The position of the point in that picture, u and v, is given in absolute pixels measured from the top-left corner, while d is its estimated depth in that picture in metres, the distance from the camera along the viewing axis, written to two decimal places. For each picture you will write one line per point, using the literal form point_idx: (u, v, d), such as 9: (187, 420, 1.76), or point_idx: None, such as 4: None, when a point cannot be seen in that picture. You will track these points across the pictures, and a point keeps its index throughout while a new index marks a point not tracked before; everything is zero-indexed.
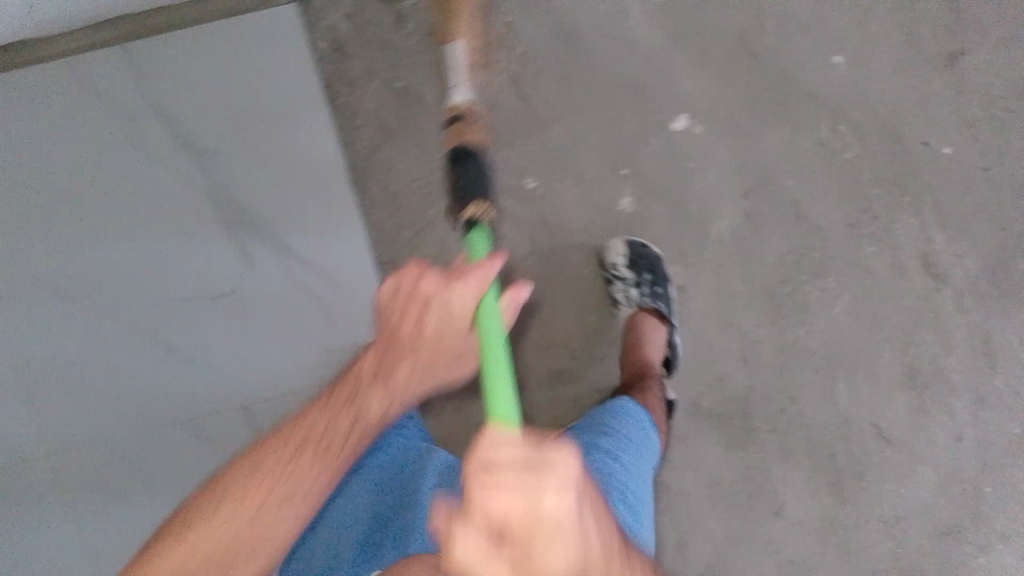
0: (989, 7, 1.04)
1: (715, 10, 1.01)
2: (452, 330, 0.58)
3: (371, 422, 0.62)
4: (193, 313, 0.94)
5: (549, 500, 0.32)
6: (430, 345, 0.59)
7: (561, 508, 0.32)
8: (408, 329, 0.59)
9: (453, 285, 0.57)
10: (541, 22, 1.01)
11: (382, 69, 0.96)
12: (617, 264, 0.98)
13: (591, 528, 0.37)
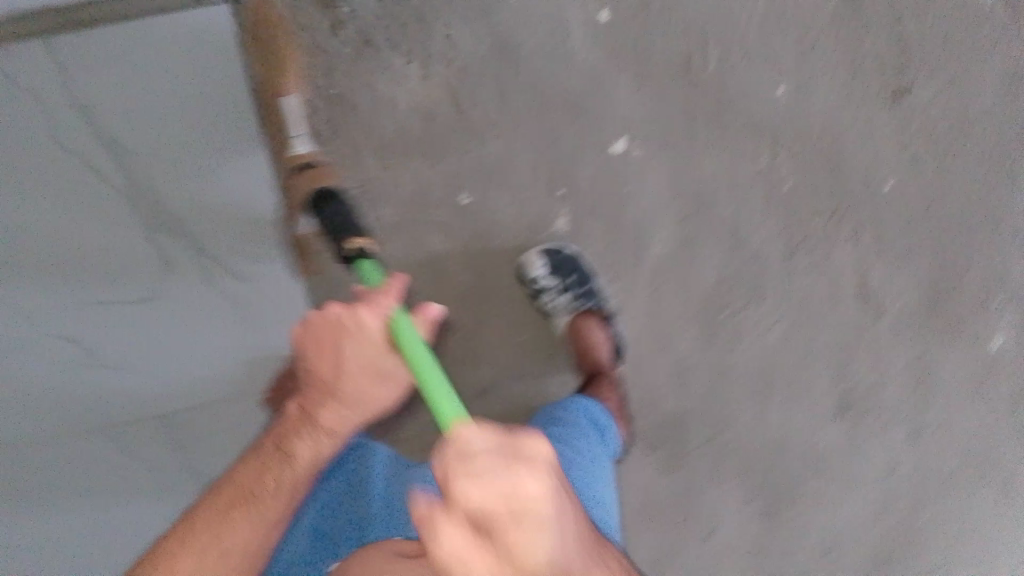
0: (940, 42, 1.03)
1: (658, 33, 1.00)
2: (371, 355, 0.62)
3: (299, 471, 0.70)
4: (135, 324, 0.95)
5: (526, 481, 0.38)
6: (351, 377, 0.64)
7: (536, 487, 0.38)
8: (327, 366, 0.65)
9: (362, 311, 0.61)
10: (482, 36, 0.98)
11: (316, 77, 0.96)
12: (539, 275, 0.98)
13: (566, 522, 0.42)
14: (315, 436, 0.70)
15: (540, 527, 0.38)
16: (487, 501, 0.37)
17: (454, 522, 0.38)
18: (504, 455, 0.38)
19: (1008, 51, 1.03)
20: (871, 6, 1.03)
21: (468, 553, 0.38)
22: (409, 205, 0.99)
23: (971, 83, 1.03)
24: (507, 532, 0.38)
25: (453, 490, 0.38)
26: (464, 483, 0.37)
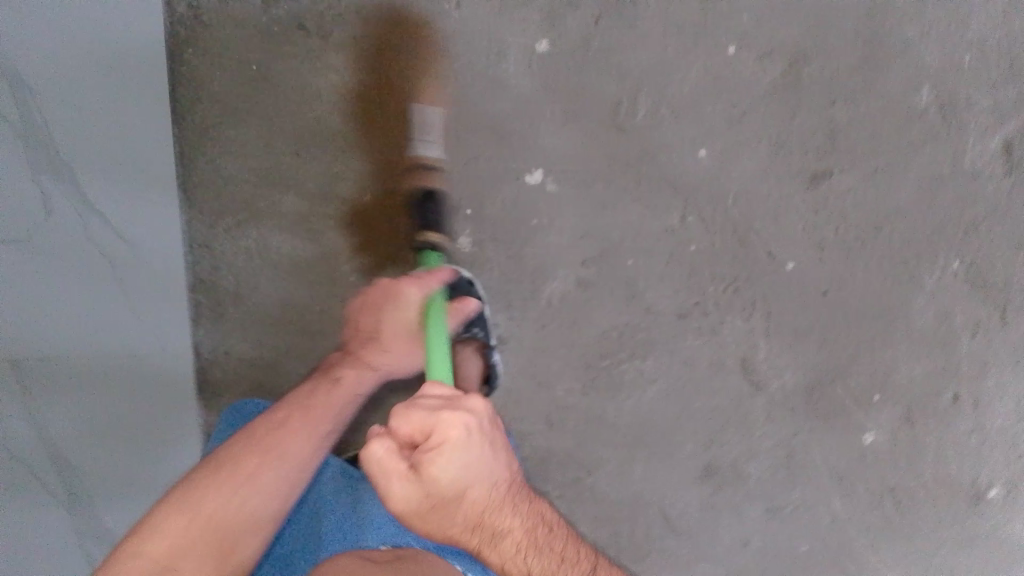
0: (866, 135, 1.04)
1: (594, 75, 1.00)
2: (405, 321, 0.84)
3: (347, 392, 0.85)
4: None
5: (447, 418, 0.54)
6: (394, 331, 0.86)
7: (453, 419, 0.55)
8: (370, 321, 0.87)
9: (406, 285, 0.83)
10: (414, 42, 0.97)
11: (239, 51, 0.96)
12: None
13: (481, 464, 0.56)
14: (358, 370, 0.86)
15: (454, 456, 0.54)
16: (416, 429, 0.55)
17: (387, 445, 0.55)
18: (439, 401, 0.56)
19: (933, 156, 1.04)
20: (809, 87, 1.03)
21: (395, 468, 0.55)
22: (314, 198, 0.99)
23: (889, 182, 1.05)
24: (433, 448, 0.54)
25: (393, 420, 0.55)
26: (402, 413, 0.55)
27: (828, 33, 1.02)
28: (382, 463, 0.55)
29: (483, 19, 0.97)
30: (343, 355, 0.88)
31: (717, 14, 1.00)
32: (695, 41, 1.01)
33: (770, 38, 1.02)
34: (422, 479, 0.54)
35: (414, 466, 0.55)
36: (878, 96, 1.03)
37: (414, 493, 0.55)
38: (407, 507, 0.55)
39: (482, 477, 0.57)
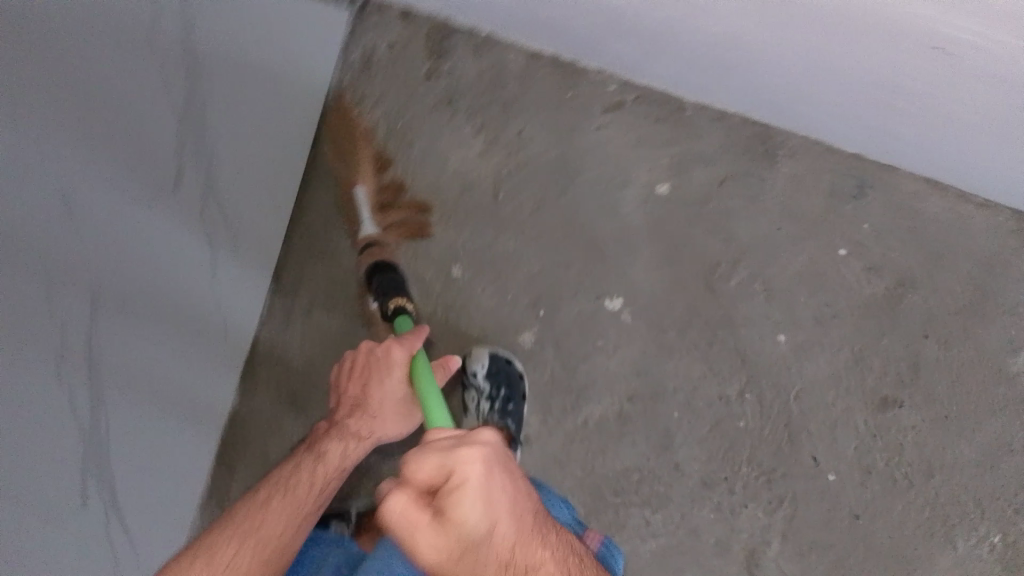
0: (947, 382, 1.02)
1: (702, 230, 1.02)
2: (388, 387, 0.85)
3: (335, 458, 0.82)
4: None
5: (465, 451, 0.46)
6: (383, 398, 0.85)
7: (470, 459, 0.46)
8: (357, 388, 0.87)
9: (387, 350, 0.84)
10: (548, 147, 1.04)
11: (391, 101, 1.05)
12: (474, 373, 0.98)
13: (502, 506, 0.47)
14: (344, 438, 0.84)
15: (478, 493, 0.46)
16: (433, 471, 0.46)
17: (406, 496, 0.46)
18: (454, 438, 0.48)
19: (1007, 424, 1.01)
20: (904, 313, 1.02)
21: (420, 520, 0.45)
22: (408, 249, 1.03)
23: (957, 433, 1.02)
24: (457, 487, 0.45)
25: (406, 467, 0.47)
26: (416, 460, 0.47)
27: (936, 269, 1.02)
28: (405, 511, 0.45)
29: (617, 148, 1.03)
30: (330, 427, 0.86)
31: (835, 216, 1.02)
32: (808, 232, 1.02)
33: (881, 255, 1.02)
34: (446, 529, 0.45)
35: (436, 515, 0.46)
36: (970, 345, 1.02)
37: (443, 544, 0.45)
38: (435, 560, 0.46)
39: (505, 504, 0.48)
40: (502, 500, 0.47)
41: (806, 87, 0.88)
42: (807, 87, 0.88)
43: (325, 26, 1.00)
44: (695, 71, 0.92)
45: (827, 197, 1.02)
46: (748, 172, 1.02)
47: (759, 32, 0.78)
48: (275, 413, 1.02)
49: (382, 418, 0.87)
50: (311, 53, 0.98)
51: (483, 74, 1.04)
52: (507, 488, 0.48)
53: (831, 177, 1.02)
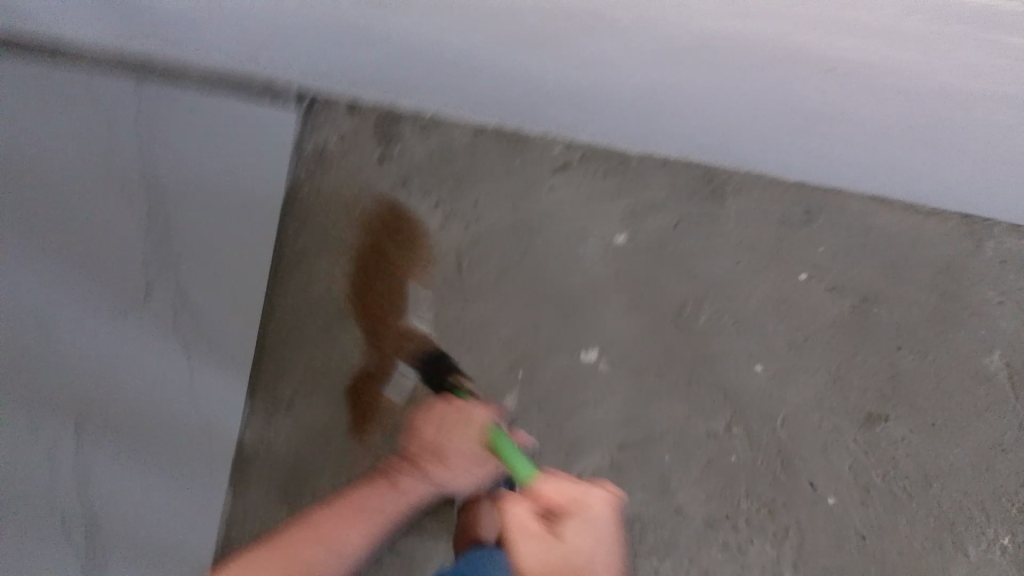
0: (929, 388, 1.03)
1: (663, 273, 1.05)
2: (465, 443, 0.90)
3: (402, 493, 0.93)
4: (105, 340, 0.96)
5: (588, 495, 0.74)
6: (456, 452, 0.91)
7: (588, 502, 0.74)
8: (433, 437, 0.92)
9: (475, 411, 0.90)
10: (503, 214, 1.07)
11: (349, 190, 1.07)
12: None
13: (592, 546, 0.70)
14: (414, 479, 0.93)
15: (580, 525, 0.72)
16: (556, 497, 0.74)
17: (526, 513, 0.73)
18: (571, 491, 0.75)
19: (994, 423, 1.02)
20: (874, 327, 1.04)
21: (533, 530, 0.71)
22: (384, 329, 1.04)
23: (947, 439, 1.02)
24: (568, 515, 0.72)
25: (540, 488, 0.76)
26: (544, 484, 0.76)
27: (896, 280, 1.04)
28: (523, 522, 0.72)
29: (570, 206, 1.07)
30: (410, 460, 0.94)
31: (791, 242, 1.05)
32: (766, 260, 1.04)
33: (840, 274, 1.04)
34: (553, 546, 0.70)
35: (544, 532, 0.71)
36: (942, 350, 1.03)
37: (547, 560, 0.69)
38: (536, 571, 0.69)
39: (591, 547, 0.70)
40: (593, 542, 0.71)
41: (733, 145, 0.92)
42: (735, 145, 0.92)
43: (268, 122, 1.05)
44: (628, 133, 0.96)
45: (778, 226, 1.05)
46: (699, 212, 1.05)
47: (673, 113, 0.83)
48: (270, 513, 1.02)
49: (456, 467, 0.93)
50: (257, 153, 1.03)
51: (433, 154, 1.08)
52: (598, 533, 0.72)
53: (781, 206, 1.05)
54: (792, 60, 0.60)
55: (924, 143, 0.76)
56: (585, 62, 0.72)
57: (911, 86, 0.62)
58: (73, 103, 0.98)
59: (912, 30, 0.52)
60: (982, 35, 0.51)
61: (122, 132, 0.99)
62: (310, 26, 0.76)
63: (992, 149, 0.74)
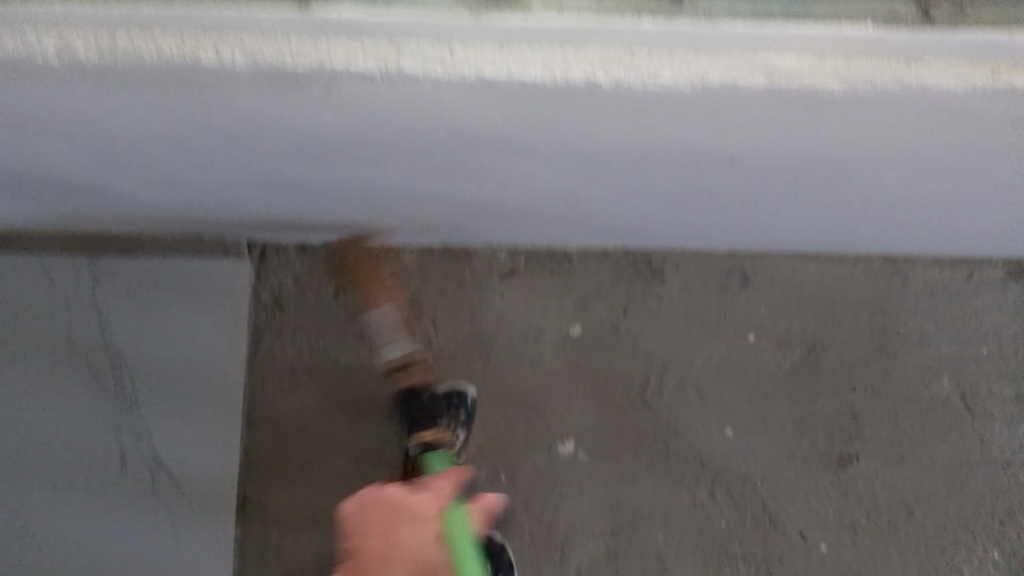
0: (890, 423, 1.07)
1: (621, 356, 1.07)
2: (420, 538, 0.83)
3: None
4: (94, 515, 1.00)
5: None
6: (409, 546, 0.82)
7: None
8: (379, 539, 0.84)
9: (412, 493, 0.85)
10: (461, 325, 1.07)
11: (309, 329, 1.04)
12: None
13: None
14: None
15: None
16: None
17: None
18: None
19: (960, 445, 1.07)
20: (825, 373, 1.07)
21: None
22: (364, 460, 1.03)
23: (918, 468, 1.06)
24: None
25: None
26: None
27: (838, 326, 1.08)
28: None
29: (522, 307, 1.07)
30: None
31: (734, 306, 1.08)
32: (713, 327, 1.07)
33: (785, 328, 1.08)
34: None
35: None
36: (895, 384, 1.07)
37: None
38: None
39: None
40: None
41: (661, 224, 0.96)
42: (660, 224, 0.96)
43: (212, 275, 1.04)
44: (559, 230, 0.99)
45: (719, 292, 1.08)
46: (643, 293, 1.08)
47: (591, 203, 0.85)
48: None
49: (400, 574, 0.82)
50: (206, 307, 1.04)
51: (386, 279, 1.06)
52: None
53: (716, 274, 1.08)
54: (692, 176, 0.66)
55: (828, 204, 0.81)
56: (510, 194, 0.75)
57: (800, 177, 0.66)
58: (38, 288, 1.02)
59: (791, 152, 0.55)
60: (856, 156, 0.57)
61: (79, 317, 1.02)
62: (232, 200, 0.76)
63: (882, 204, 0.80)
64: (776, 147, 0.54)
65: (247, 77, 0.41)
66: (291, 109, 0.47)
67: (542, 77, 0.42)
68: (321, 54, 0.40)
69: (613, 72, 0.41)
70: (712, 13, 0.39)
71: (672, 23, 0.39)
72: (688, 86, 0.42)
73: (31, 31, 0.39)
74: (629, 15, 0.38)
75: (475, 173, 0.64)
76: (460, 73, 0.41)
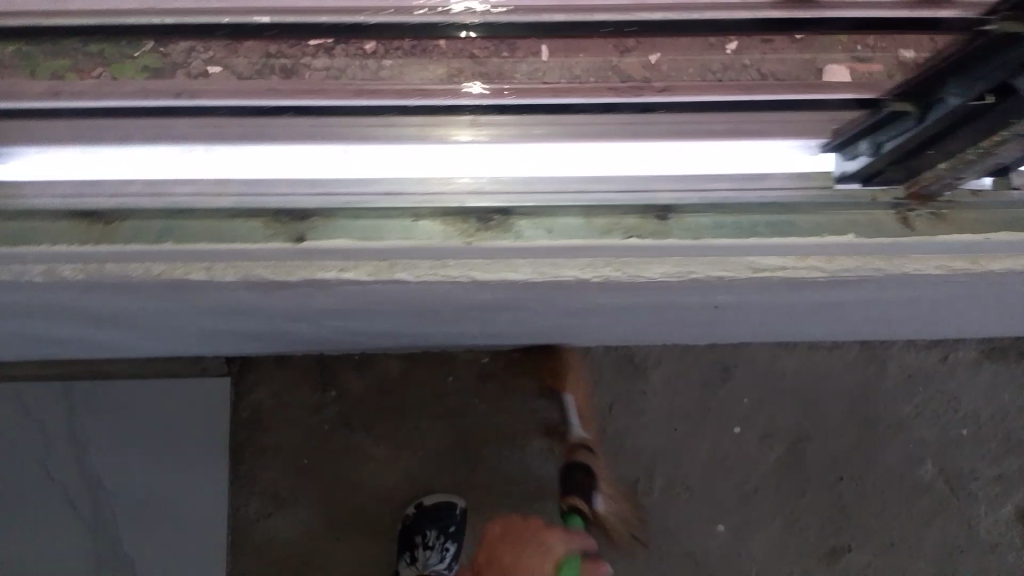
0: (878, 512, 1.07)
1: (608, 457, 1.06)
2: None
3: None
4: None
5: None
6: None
7: None
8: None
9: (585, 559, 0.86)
10: (447, 432, 1.05)
11: (293, 445, 1.03)
12: None
13: None
14: None
15: None
16: None
17: None
18: None
19: (947, 530, 1.07)
20: (810, 465, 1.08)
21: None
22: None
23: (909, 556, 1.06)
24: None
25: None
26: None
27: (820, 416, 1.09)
28: None
29: (507, 411, 1.06)
30: None
31: (717, 400, 1.08)
32: (698, 422, 1.07)
33: (770, 420, 1.08)
34: None
35: None
36: (880, 472, 1.08)
37: None
38: None
39: None
40: None
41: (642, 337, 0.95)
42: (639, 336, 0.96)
43: (193, 398, 1.01)
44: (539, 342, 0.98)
45: (702, 386, 1.08)
46: (627, 391, 1.07)
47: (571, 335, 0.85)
48: None
49: None
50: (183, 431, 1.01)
51: (369, 390, 1.05)
52: None
53: (698, 369, 1.08)
54: (668, 317, 0.68)
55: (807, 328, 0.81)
56: (492, 331, 0.75)
57: (775, 316, 0.68)
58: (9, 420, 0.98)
59: (758, 304, 0.58)
60: (827, 303, 0.59)
61: (52, 449, 0.99)
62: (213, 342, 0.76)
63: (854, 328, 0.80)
64: (749, 302, 0.56)
65: (236, 285, 0.48)
66: (286, 300, 0.50)
67: (531, 278, 0.48)
68: (328, 270, 0.47)
69: (602, 273, 0.48)
70: (698, 228, 0.47)
71: (666, 239, 0.46)
72: (673, 279, 0.49)
73: (24, 264, 0.44)
74: (621, 235, 0.46)
75: (467, 318, 0.64)
76: (454, 278, 0.48)
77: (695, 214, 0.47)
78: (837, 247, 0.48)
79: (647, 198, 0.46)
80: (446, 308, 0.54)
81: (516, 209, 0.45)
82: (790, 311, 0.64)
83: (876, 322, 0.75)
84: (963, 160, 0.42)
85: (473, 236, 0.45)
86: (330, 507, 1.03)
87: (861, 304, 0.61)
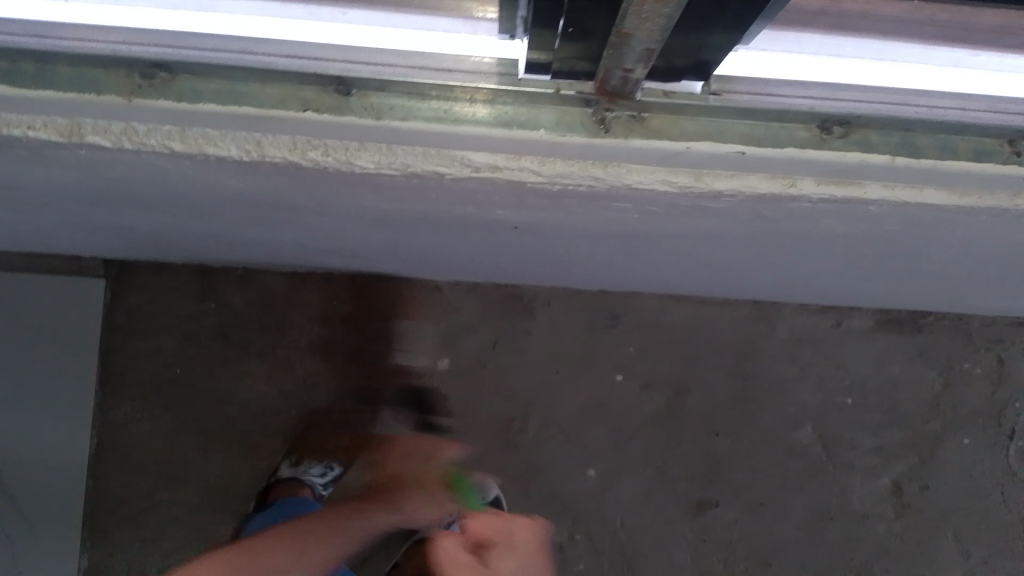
0: (751, 471, 1.07)
1: (485, 394, 1.05)
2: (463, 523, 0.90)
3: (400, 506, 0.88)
4: None
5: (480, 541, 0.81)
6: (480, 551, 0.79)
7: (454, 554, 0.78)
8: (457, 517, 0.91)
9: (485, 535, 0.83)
10: (323, 355, 1.04)
11: (167, 352, 1.02)
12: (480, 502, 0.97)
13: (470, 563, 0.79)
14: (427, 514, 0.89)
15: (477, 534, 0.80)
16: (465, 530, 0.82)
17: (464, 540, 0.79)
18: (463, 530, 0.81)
19: (820, 494, 1.07)
20: (688, 418, 1.07)
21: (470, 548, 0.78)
22: (214, 489, 1.01)
23: (776, 516, 1.07)
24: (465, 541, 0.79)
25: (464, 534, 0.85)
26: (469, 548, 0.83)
27: (705, 370, 1.08)
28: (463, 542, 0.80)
29: (389, 339, 1.05)
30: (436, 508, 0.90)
31: (603, 346, 1.07)
32: (581, 366, 1.06)
33: (652, 370, 1.07)
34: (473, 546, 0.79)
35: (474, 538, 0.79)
36: (759, 433, 1.08)
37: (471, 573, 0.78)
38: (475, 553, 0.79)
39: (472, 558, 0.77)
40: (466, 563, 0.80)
41: (520, 274, 0.93)
42: (517, 273, 0.94)
43: (66, 296, 1.00)
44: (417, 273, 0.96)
45: (588, 331, 1.07)
46: (513, 329, 1.06)
47: (435, 262, 0.82)
48: None
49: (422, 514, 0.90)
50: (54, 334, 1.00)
51: (249, 305, 1.03)
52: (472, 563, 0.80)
53: (585, 314, 1.07)
54: (492, 241, 0.64)
55: (667, 273, 0.77)
56: (327, 245, 0.73)
57: (603, 249, 0.65)
58: None
59: (556, 225, 0.54)
60: (632, 234, 0.57)
61: None
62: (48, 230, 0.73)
63: (716, 276, 0.76)
64: (542, 220, 0.53)
65: None
66: (26, 168, 0.47)
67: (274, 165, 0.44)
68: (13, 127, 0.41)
69: (311, 157, 0.43)
70: (378, 109, 0.39)
71: (339, 115, 0.39)
72: (390, 172, 0.43)
73: None
74: (294, 108, 0.39)
75: (265, 219, 0.61)
76: (149, 147, 0.43)
77: (379, 92, 0.39)
78: (530, 143, 0.40)
79: (313, 66, 0.38)
80: (207, 192, 0.51)
81: (175, 65, 0.38)
82: (609, 242, 0.60)
83: (724, 270, 0.72)
84: (614, 48, 0.33)
85: (133, 94, 0.39)
86: (201, 417, 1.02)
87: (674, 239, 0.58)
